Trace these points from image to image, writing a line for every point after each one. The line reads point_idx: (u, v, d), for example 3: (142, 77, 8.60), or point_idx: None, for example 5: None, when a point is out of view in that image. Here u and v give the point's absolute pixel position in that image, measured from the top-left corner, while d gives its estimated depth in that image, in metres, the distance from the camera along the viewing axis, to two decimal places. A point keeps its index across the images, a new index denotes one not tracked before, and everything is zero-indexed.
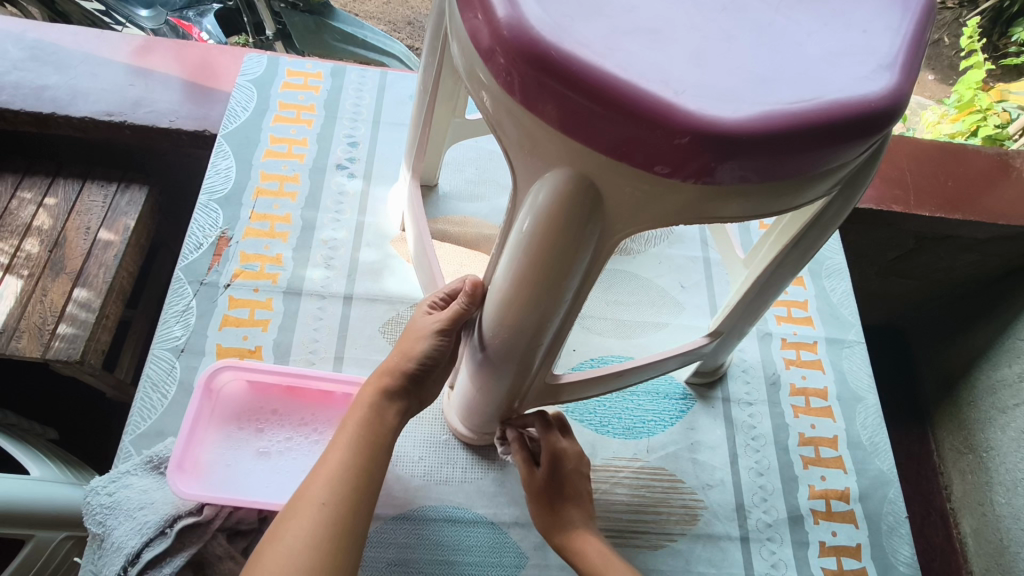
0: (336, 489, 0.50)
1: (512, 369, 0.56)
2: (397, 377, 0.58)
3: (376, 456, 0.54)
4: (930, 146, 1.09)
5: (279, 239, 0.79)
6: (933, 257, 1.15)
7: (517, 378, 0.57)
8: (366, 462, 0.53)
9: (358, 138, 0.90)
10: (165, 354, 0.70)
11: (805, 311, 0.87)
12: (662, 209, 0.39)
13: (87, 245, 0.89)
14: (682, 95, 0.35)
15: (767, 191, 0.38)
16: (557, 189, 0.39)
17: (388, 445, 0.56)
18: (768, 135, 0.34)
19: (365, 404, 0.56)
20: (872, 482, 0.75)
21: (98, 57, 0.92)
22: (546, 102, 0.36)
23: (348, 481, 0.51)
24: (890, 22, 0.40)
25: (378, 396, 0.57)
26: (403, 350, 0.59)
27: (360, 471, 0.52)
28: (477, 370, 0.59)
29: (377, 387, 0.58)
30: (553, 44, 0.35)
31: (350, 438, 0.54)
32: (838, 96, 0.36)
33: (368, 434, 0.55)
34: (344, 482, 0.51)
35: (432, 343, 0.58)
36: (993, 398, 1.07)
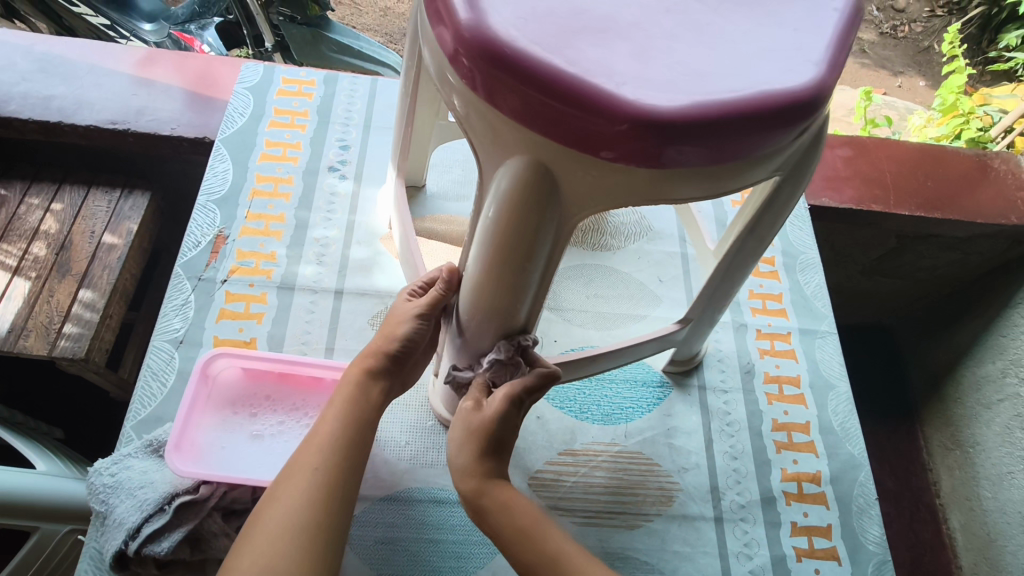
0: (328, 455, 0.54)
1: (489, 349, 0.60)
2: (382, 359, 0.61)
3: (364, 428, 0.58)
4: (912, 148, 1.12)
5: (273, 238, 0.83)
6: (915, 257, 1.17)
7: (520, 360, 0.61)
8: (353, 432, 0.57)
9: (349, 142, 0.94)
10: (164, 345, 0.74)
11: (780, 304, 0.90)
12: (613, 194, 0.43)
13: (92, 248, 0.93)
14: (624, 86, 0.39)
15: (711, 173, 0.42)
16: (518, 174, 0.43)
17: (375, 419, 0.59)
18: (702, 121, 0.38)
19: (350, 382, 0.60)
20: (843, 465, 0.78)
21: (102, 68, 0.97)
22: (504, 94, 0.40)
23: (337, 449, 0.55)
24: (821, 20, 0.44)
25: (363, 373, 0.60)
26: (386, 331, 0.62)
27: (348, 439, 0.56)
28: (457, 352, 0.63)
29: (361, 365, 0.61)
30: (507, 43, 0.39)
31: (341, 409, 0.58)
32: (769, 85, 0.40)
33: (355, 408, 0.58)
34: (334, 450, 0.55)
35: (413, 325, 0.61)
36: (978, 394, 1.10)
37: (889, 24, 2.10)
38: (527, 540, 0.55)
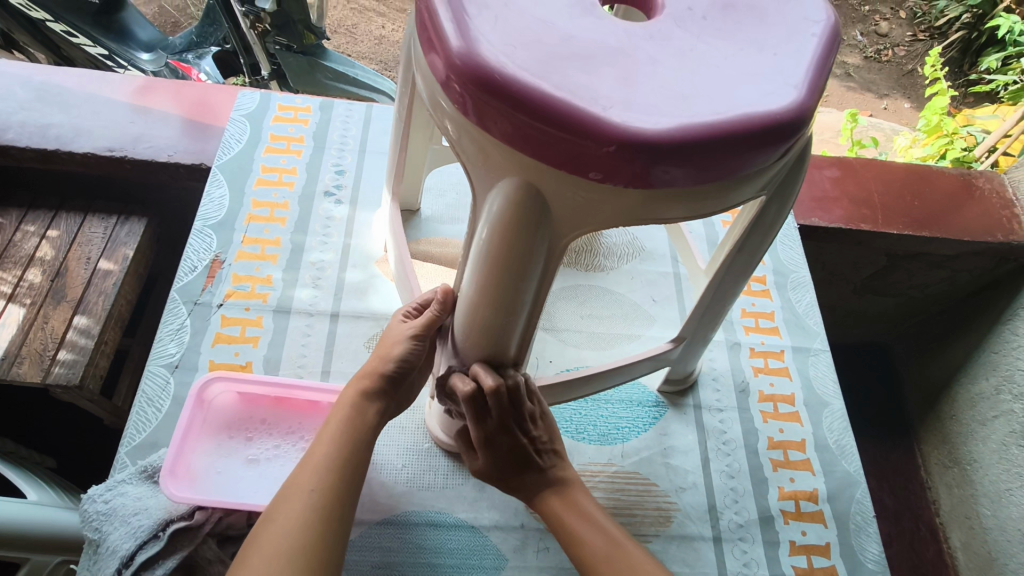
0: (324, 477, 0.54)
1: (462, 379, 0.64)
2: (379, 379, 0.62)
3: (360, 449, 0.58)
4: (899, 168, 1.14)
5: (270, 262, 0.84)
6: (905, 275, 1.18)
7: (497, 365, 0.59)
8: (349, 452, 0.57)
9: (345, 167, 0.95)
10: (159, 370, 0.74)
11: (772, 322, 0.91)
12: (605, 215, 0.44)
13: (88, 274, 0.94)
14: (611, 110, 0.40)
15: (699, 193, 0.43)
16: (510, 197, 0.44)
17: (370, 440, 0.59)
18: (687, 143, 0.39)
19: (347, 403, 0.60)
20: (840, 483, 0.78)
21: (100, 96, 0.98)
22: (494, 118, 0.41)
23: (333, 470, 0.55)
24: (800, 45, 0.46)
25: (360, 394, 0.61)
26: (381, 353, 0.63)
27: (344, 460, 0.56)
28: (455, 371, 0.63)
29: (358, 386, 0.61)
30: (497, 70, 0.40)
31: (337, 430, 0.58)
32: (751, 108, 0.41)
33: (350, 430, 0.58)
34: (330, 470, 0.55)
35: (407, 347, 0.62)
36: (973, 411, 1.11)
37: (874, 47, 2.16)
38: (572, 535, 0.61)
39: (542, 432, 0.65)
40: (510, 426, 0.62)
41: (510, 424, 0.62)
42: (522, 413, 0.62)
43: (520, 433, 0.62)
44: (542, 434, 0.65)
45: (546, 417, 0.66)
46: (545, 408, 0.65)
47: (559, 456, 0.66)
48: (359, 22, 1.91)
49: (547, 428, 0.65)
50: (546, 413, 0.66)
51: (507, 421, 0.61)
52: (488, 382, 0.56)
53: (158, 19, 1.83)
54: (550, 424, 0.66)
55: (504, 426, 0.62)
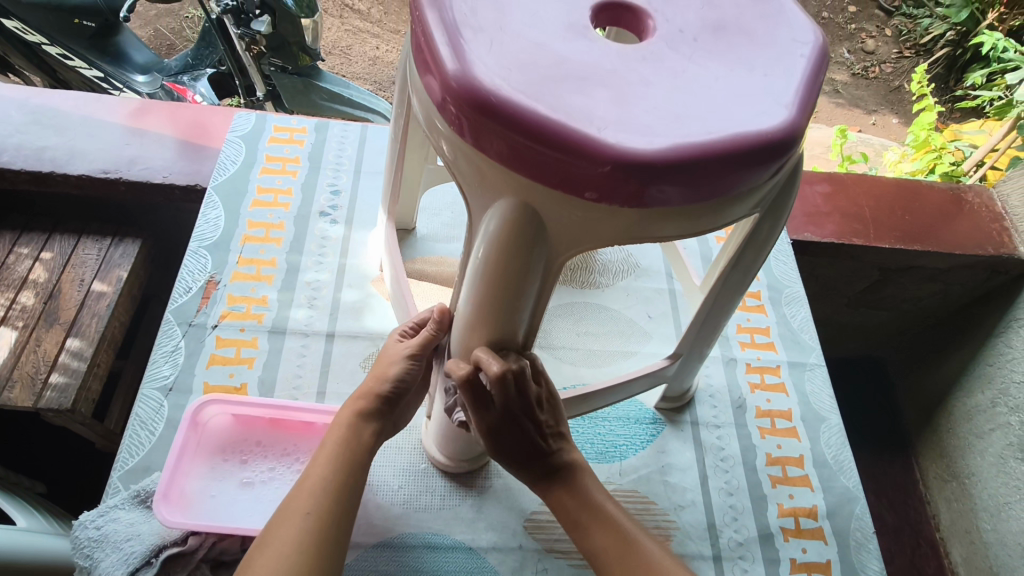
0: (319, 500, 0.54)
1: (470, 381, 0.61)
2: (377, 399, 0.61)
3: (356, 473, 0.57)
4: (889, 184, 1.15)
5: (265, 282, 0.84)
6: (898, 289, 1.19)
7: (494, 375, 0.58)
8: (344, 475, 0.56)
9: (340, 187, 0.96)
10: (153, 393, 0.73)
11: (768, 337, 0.91)
12: (601, 234, 0.45)
13: (81, 296, 0.93)
14: (605, 130, 0.40)
15: (693, 211, 0.44)
16: (506, 217, 0.44)
17: (367, 462, 0.59)
18: (680, 162, 0.40)
19: (343, 425, 0.60)
20: (839, 499, 0.78)
21: (96, 119, 0.98)
22: (490, 139, 0.41)
23: (329, 493, 0.54)
24: (790, 65, 0.46)
25: (357, 415, 0.60)
26: (377, 372, 0.62)
27: (340, 483, 0.55)
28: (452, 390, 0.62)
29: (356, 407, 0.61)
30: (492, 91, 0.40)
31: (333, 452, 0.57)
32: (743, 128, 0.41)
33: (346, 451, 0.58)
34: (326, 493, 0.54)
35: (403, 366, 0.61)
36: (970, 424, 1.11)
37: (861, 64, 2.21)
38: (584, 529, 0.60)
39: (547, 416, 0.61)
40: (519, 413, 0.57)
41: (518, 411, 0.57)
42: (528, 400, 0.56)
43: (528, 422, 0.58)
44: (547, 419, 0.61)
45: (551, 400, 0.62)
46: (550, 391, 0.61)
47: (567, 440, 0.63)
48: (353, 44, 1.93)
49: (552, 412, 0.62)
50: (551, 396, 0.62)
51: (514, 411, 0.56)
52: (494, 368, 0.51)
53: (153, 41, 1.85)
54: (555, 407, 0.63)
55: (512, 417, 0.57)
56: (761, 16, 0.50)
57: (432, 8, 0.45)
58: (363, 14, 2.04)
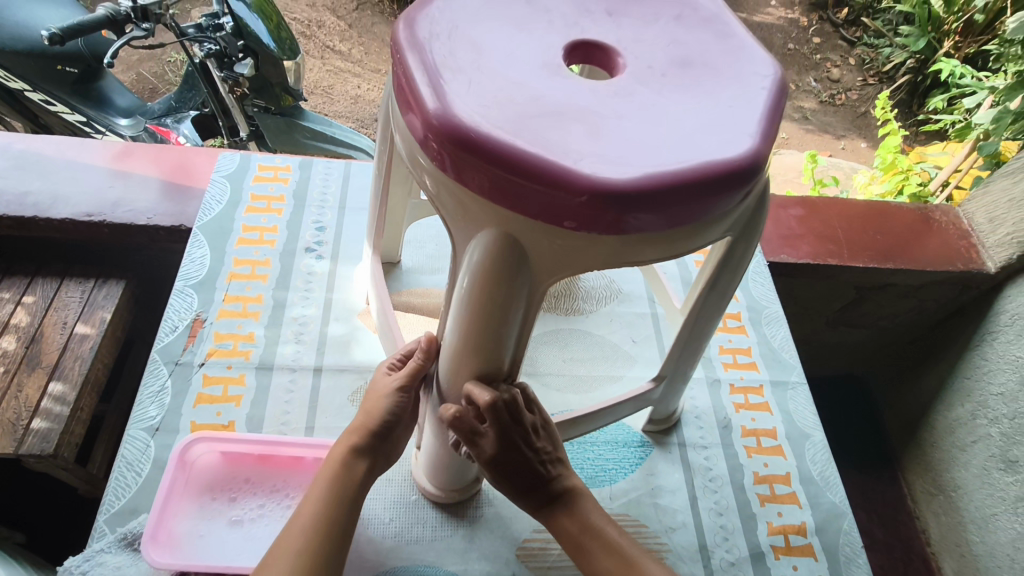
0: (310, 540, 0.54)
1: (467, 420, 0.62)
2: (367, 435, 0.62)
3: (348, 510, 0.57)
4: (859, 205, 1.19)
5: (251, 318, 0.84)
6: (875, 306, 1.22)
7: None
8: (335, 514, 0.56)
9: (325, 223, 0.97)
10: (139, 433, 0.72)
11: (750, 357, 0.93)
12: (581, 260, 0.46)
13: (64, 339, 0.93)
14: (581, 162, 0.42)
15: (669, 235, 0.46)
16: (489, 247, 0.46)
17: (358, 500, 0.59)
18: (653, 191, 0.42)
19: (335, 461, 0.60)
20: (827, 515, 0.79)
21: (79, 163, 0.99)
22: (471, 173, 0.43)
23: (319, 533, 0.54)
24: (752, 97, 0.49)
25: (347, 452, 0.61)
26: (366, 408, 0.63)
27: (330, 524, 0.55)
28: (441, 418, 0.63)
29: (345, 444, 0.61)
30: (472, 128, 0.42)
31: (325, 490, 0.57)
32: (710, 157, 0.44)
33: (337, 489, 0.58)
34: (316, 534, 0.54)
35: (392, 400, 0.62)
36: (953, 437, 1.13)
37: (828, 92, 2.30)
38: (583, 550, 0.61)
39: (545, 443, 0.62)
40: (516, 440, 0.59)
41: (513, 439, 0.59)
42: (522, 425, 0.58)
43: (525, 447, 0.59)
44: (545, 446, 0.62)
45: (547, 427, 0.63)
46: (546, 417, 0.63)
47: (565, 465, 0.64)
48: (335, 83, 1.98)
49: (549, 439, 0.63)
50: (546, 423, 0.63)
51: (509, 436, 0.58)
52: (486, 398, 0.54)
53: (136, 85, 1.87)
54: (551, 433, 0.64)
55: (508, 444, 0.59)
56: (724, 52, 0.53)
57: (413, 51, 0.47)
58: (344, 56, 2.09)
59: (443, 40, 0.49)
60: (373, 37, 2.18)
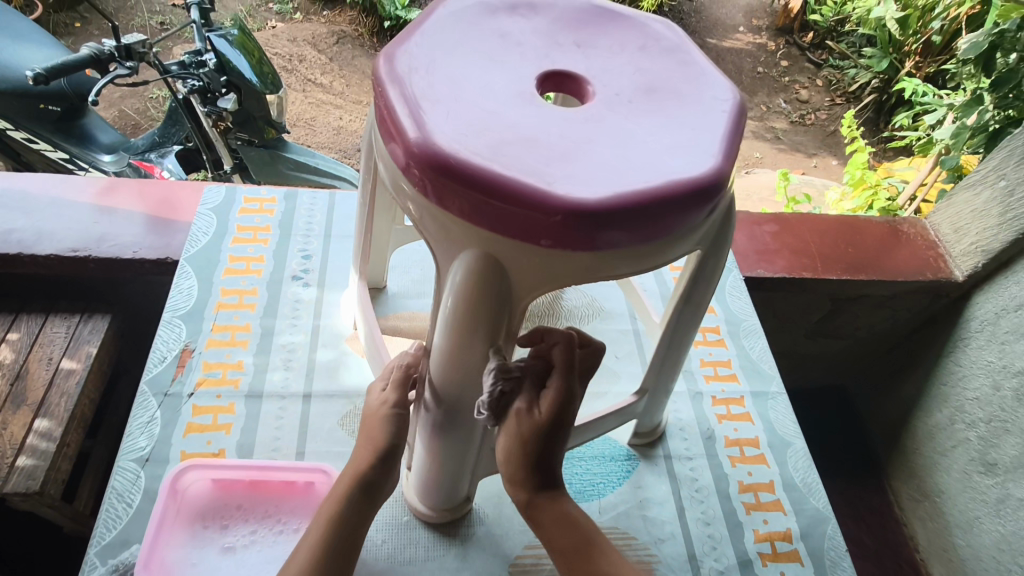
0: None
1: (462, 422, 0.63)
2: (371, 460, 0.62)
3: (341, 556, 0.59)
4: (830, 220, 1.24)
5: (240, 347, 0.85)
6: (852, 317, 1.25)
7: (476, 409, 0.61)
8: (330, 557, 0.58)
9: (311, 252, 0.99)
10: (129, 465, 0.73)
11: (730, 369, 0.96)
12: (559, 276, 0.49)
13: (49, 375, 0.93)
14: (555, 183, 0.45)
15: (641, 250, 0.48)
16: (471, 266, 0.48)
17: (355, 539, 0.60)
18: (624, 209, 0.45)
19: (337, 497, 0.61)
20: (812, 520, 0.81)
21: (64, 200, 1.00)
22: (452, 197, 0.46)
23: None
24: (714, 119, 0.52)
25: (351, 482, 0.62)
26: (364, 432, 0.64)
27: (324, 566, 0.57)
28: (433, 432, 0.64)
29: (352, 468, 0.62)
30: (451, 155, 0.45)
31: (318, 537, 0.59)
32: (676, 177, 0.47)
33: (333, 530, 0.59)
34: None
35: (390, 427, 0.64)
36: (934, 442, 1.16)
37: (798, 112, 2.38)
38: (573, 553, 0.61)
39: None
40: None
41: None
42: None
43: None
44: None
45: None
46: None
47: None
48: (318, 116, 2.01)
49: None
50: None
51: None
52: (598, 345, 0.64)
53: (118, 122, 1.89)
54: None
55: None
56: (687, 78, 0.57)
57: (394, 84, 0.50)
58: (326, 88, 2.13)
59: (421, 73, 0.52)
60: (354, 70, 2.23)
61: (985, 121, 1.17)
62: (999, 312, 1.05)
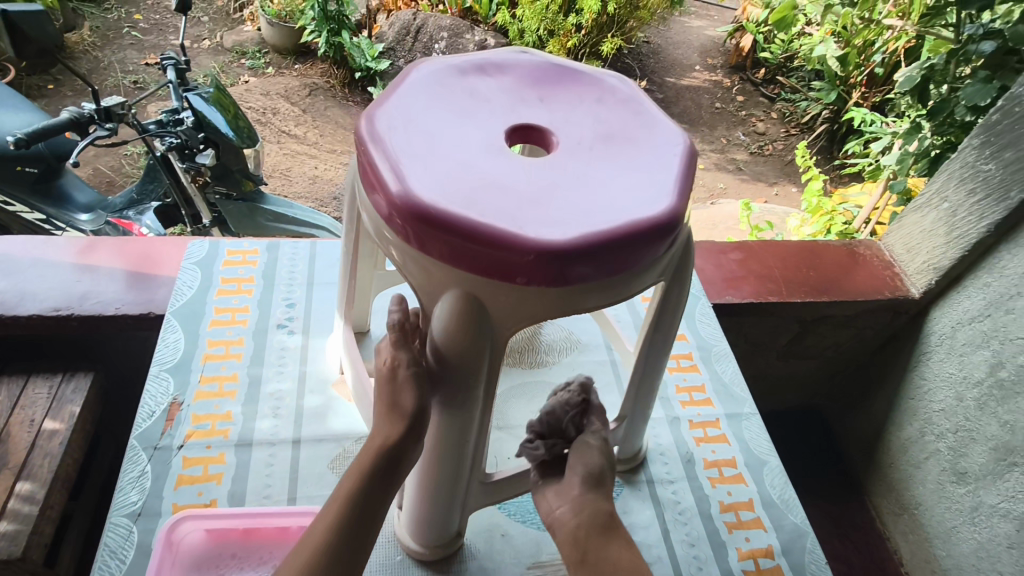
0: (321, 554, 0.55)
1: (463, 383, 0.57)
2: (401, 429, 0.58)
3: (362, 527, 0.57)
4: (790, 246, 1.30)
5: (228, 397, 0.87)
6: (818, 338, 1.30)
7: (477, 365, 0.55)
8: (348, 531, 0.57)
9: (295, 300, 1.01)
10: (121, 520, 0.73)
11: (704, 393, 1.00)
12: (535, 312, 0.53)
13: (31, 437, 0.93)
14: (526, 227, 0.49)
15: (607, 285, 0.52)
16: (453, 305, 0.52)
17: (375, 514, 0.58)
18: (590, 248, 0.49)
19: (360, 470, 0.59)
20: (791, 535, 0.84)
21: (45, 260, 1.01)
22: (433, 244, 0.50)
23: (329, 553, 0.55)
24: (668, 163, 0.58)
25: (378, 453, 0.58)
26: (388, 399, 0.59)
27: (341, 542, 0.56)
28: (445, 396, 0.58)
29: (383, 435, 0.59)
30: (431, 205, 0.49)
31: (339, 512, 0.57)
32: (635, 217, 0.51)
33: (352, 504, 0.57)
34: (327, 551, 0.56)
35: (413, 389, 0.58)
36: (907, 455, 1.20)
37: (756, 144, 2.50)
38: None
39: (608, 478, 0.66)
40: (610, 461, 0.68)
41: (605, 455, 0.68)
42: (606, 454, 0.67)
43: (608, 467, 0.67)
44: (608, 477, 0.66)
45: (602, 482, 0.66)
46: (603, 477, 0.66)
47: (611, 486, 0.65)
48: (293, 166, 2.06)
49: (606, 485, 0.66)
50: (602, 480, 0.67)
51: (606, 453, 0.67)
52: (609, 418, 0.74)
53: (93, 180, 1.91)
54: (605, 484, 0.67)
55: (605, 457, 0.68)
56: (642, 125, 0.62)
57: (374, 143, 0.55)
58: (300, 139, 2.19)
59: (398, 131, 0.56)
60: (327, 120, 2.29)
61: (926, 148, 1.24)
62: (955, 325, 1.11)
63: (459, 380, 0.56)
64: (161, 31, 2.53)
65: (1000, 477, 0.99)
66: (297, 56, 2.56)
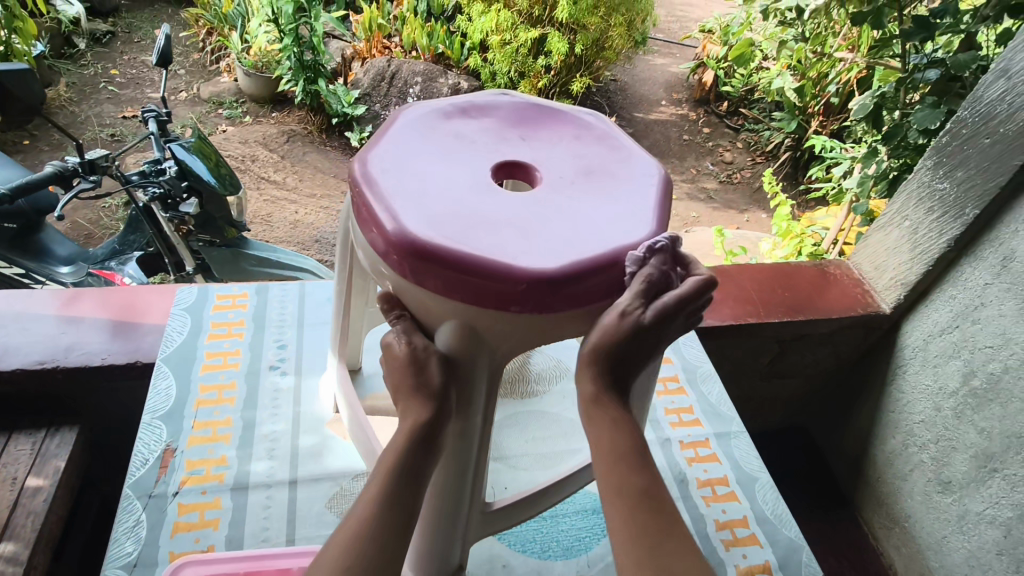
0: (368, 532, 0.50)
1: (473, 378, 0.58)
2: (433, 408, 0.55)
3: (405, 503, 0.52)
4: (766, 268, 1.34)
5: (222, 441, 0.87)
6: (798, 356, 1.34)
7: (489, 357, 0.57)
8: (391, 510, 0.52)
9: (286, 342, 1.02)
10: (117, 572, 0.72)
11: (693, 415, 1.02)
12: (528, 338, 0.55)
13: (14, 495, 0.91)
14: (516, 258, 0.52)
15: (595, 309, 0.55)
16: (454, 332, 0.55)
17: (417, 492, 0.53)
18: (577, 275, 0.52)
19: (396, 448, 0.54)
20: (787, 550, 0.86)
21: (27, 314, 0.99)
22: (429, 277, 0.52)
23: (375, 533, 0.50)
24: (646, 194, 0.61)
25: (413, 428, 0.54)
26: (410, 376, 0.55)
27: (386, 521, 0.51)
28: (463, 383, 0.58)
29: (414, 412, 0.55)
30: (426, 241, 0.52)
31: (381, 485, 0.52)
32: (618, 246, 0.55)
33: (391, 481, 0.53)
34: (372, 530, 0.50)
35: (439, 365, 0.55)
36: (893, 467, 1.23)
37: (725, 173, 2.59)
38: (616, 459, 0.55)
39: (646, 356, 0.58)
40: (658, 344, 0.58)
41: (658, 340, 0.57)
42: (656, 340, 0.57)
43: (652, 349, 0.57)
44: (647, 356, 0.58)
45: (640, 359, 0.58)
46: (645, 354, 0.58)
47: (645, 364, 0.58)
48: (274, 212, 2.08)
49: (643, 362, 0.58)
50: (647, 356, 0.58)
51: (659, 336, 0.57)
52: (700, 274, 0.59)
53: (70, 233, 1.90)
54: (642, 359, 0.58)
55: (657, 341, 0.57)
56: (619, 160, 0.66)
57: (369, 185, 0.57)
58: (279, 184, 2.21)
59: (391, 173, 0.59)
60: (306, 165, 2.32)
61: (884, 170, 1.31)
62: (927, 337, 1.15)
63: (471, 372, 0.57)
64: (137, 85, 2.56)
65: (983, 483, 1.02)
66: (273, 104, 2.60)
